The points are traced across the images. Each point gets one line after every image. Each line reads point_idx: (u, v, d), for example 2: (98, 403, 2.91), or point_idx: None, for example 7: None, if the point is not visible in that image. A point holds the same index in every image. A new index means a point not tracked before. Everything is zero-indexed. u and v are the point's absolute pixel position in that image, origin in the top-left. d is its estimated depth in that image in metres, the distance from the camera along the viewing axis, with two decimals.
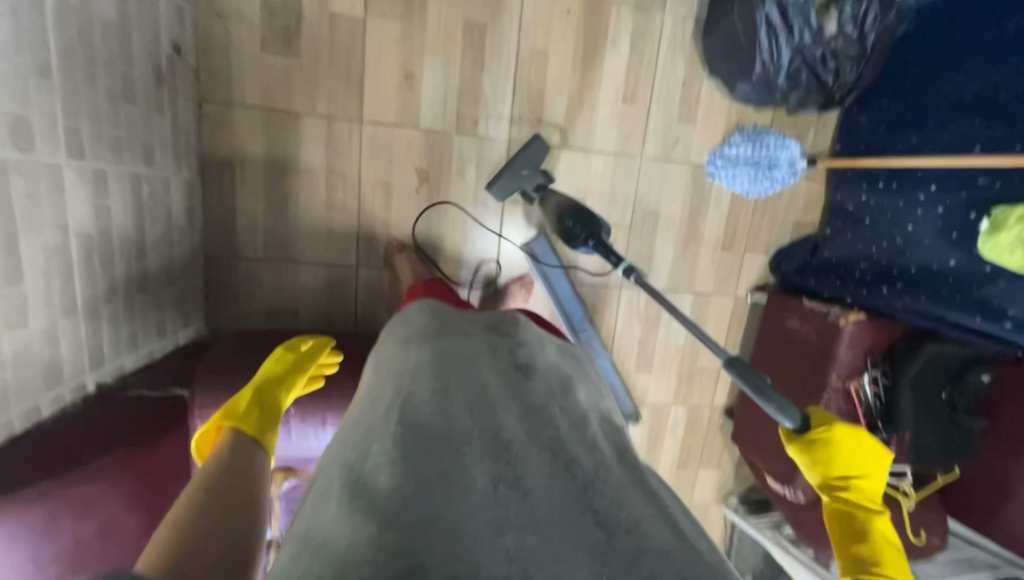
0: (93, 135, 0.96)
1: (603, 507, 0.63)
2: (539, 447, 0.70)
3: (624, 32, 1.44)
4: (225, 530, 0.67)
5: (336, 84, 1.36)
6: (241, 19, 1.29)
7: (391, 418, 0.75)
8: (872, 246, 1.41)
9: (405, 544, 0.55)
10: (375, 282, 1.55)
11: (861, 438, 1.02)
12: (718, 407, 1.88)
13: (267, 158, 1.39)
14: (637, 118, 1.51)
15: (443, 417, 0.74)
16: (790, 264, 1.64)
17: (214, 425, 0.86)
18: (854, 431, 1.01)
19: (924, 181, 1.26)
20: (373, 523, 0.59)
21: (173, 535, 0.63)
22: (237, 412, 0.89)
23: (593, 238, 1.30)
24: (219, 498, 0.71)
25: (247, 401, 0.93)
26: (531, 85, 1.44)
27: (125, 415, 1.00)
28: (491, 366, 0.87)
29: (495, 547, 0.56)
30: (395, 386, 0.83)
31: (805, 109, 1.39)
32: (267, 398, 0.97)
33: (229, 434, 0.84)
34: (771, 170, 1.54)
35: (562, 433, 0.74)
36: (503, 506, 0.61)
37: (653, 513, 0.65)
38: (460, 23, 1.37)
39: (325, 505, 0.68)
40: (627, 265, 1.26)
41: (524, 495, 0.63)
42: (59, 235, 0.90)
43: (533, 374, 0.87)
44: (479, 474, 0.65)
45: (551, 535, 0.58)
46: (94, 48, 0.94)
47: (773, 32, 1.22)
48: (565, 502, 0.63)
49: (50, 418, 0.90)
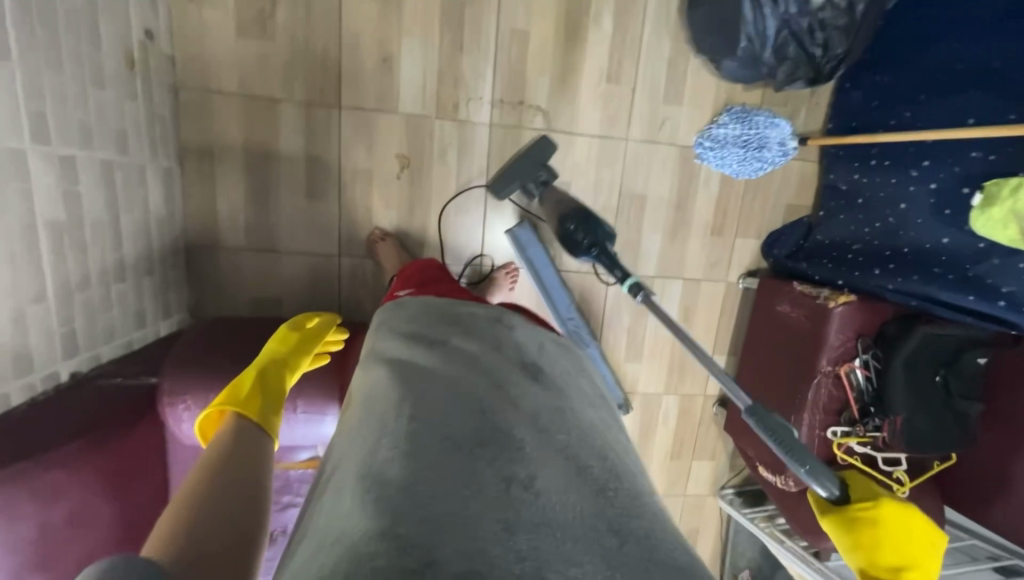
0: (61, 120, 0.95)
1: (615, 513, 0.61)
2: (552, 447, 0.67)
3: (606, 10, 1.41)
4: (230, 523, 0.64)
5: (314, 69, 1.35)
6: (215, 3, 1.28)
7: (394, 403, 0.70)
8: (864, 227, 1.39)
9: (418, 537, 0.51)
10: (359, 272, 1.53)
11: (911, 520, 0.97)
12: (711, 397, 1.85)
13: (246, 145, 1.38)
14: (621, 99, 1.48)
15: (454, 408, 0.70)
16: (783, 247, 1.59)
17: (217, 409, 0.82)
18: (905, 512, 0.96)
19: (917, 158, 1.25)
20: (384, 515, 0.54)
21: (179, 528, 0.60)
22: (240, 395, 0.86)
23: (596, 247, 1.26)
24: (227, 490, 0.67)
25: (251, 385, 0.89)
26: (512, 67, 1.42)
27: (96, 403, 1.00)
28: (500, 357, 0.82)
29: (508, 547, 0.53)
30: (403, 372, 0.77)
31: (792, 86, 1.36)
32: (268, 381, 0.93)
33: (232, 419, 0.80)
34: (761, 151, 1.49)
35: (573, 432, 0.71)
36: (514, 506, 0.58)
37: (664, 520, 0.63)
38: (439, 4, 1.35)
39: (327, 499, 0.64)
40: (633, 282, 1.23)
41: (537, 496, 0.60)
42: (29, 221, 0.89)
43: (543, 372, 0.83)
44: (492, 472, 0.61)
45: (564, 538, 0.55)
46: (58, 31, 0.93)
47: (758, 4, 1.20)
48: (578, 505, 0.60)
49: (22, 405, 0.89)
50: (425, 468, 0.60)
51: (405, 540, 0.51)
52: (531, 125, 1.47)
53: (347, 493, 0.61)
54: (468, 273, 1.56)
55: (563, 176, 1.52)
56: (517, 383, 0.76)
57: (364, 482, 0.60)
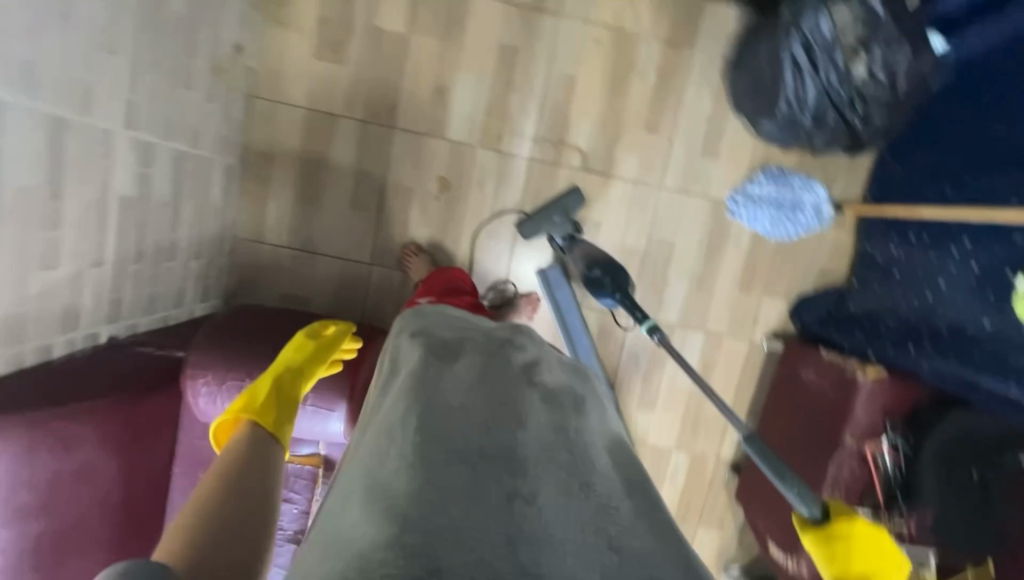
0: (149, 111, 1.08)
1: (618, 528, 0.59)
2: (554, 459, 0.65)
3: (652, 66, 1.48)
4: (238, 521, 0.68)
5: (375, 92, 1.47)
6: (299, 28, 1.43)
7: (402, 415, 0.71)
8: (900, 300, 1.35)
9: (423, 545, 0.51)
10: (386, 282, 1.59)
11: (883, 541, 0.83)
12: (724, 460, 1.76)
13: (303, 152, 1.49)
14: (659, 148, 1.53)
15: (459, 416, 0.69)
16: (813, 314, 1.53)
17: (232, 416, 0.87)
18: (877, 531, 0.84)
19: (958, 235, 1.22)
20: (393, 521, 0.54)
21: (191, 524, 0.65)
22: (255, 404, 0.91)
23: (619, 292, 1.26)
24: (235, 496, 0.71)
25: (266, 394, 0.94)
26: (557, 108, 1.50)
27: (124, 368, 1.06)
28: (510, 367, 0.82)
29: (511, 562, 0.53)
30: (411, 383, 0.78)
31: (830, 151, 1.36)
32: (282, 390, 0.98)
33: (246, 426, 0.85)
34: (795, 213, 1.50)
35: (579, 445, 0.69)
36: (516, 521, 0.57)
37: (671, 537, 0.60)
38: (496, 46, 1.46)
39: (341, 502, 0.66)
40: (651, 324, 1.20)
41: (538, 512, 0.58)
42: (103, 193, 0.99)
43: (553, 382, 0.82)
44: (494, 485, 0.61)
45: (563, 555, 0.55)
46: (163, 36, 1.06)
47: (799, 72, 1.21)
48: (579, 520, 0.59)
49: (61, 358, 0.96)
50: (430, 475, 0.60)
51: (412, 547, 0.51)
52: (568, 163, 1.53)
53: (353, 503, 0.62)
54: (491, 297, 1.59)
55: (594, 215, 1.56)
56: (527, 395, 0.75)
57: (374, 492, 0.61)
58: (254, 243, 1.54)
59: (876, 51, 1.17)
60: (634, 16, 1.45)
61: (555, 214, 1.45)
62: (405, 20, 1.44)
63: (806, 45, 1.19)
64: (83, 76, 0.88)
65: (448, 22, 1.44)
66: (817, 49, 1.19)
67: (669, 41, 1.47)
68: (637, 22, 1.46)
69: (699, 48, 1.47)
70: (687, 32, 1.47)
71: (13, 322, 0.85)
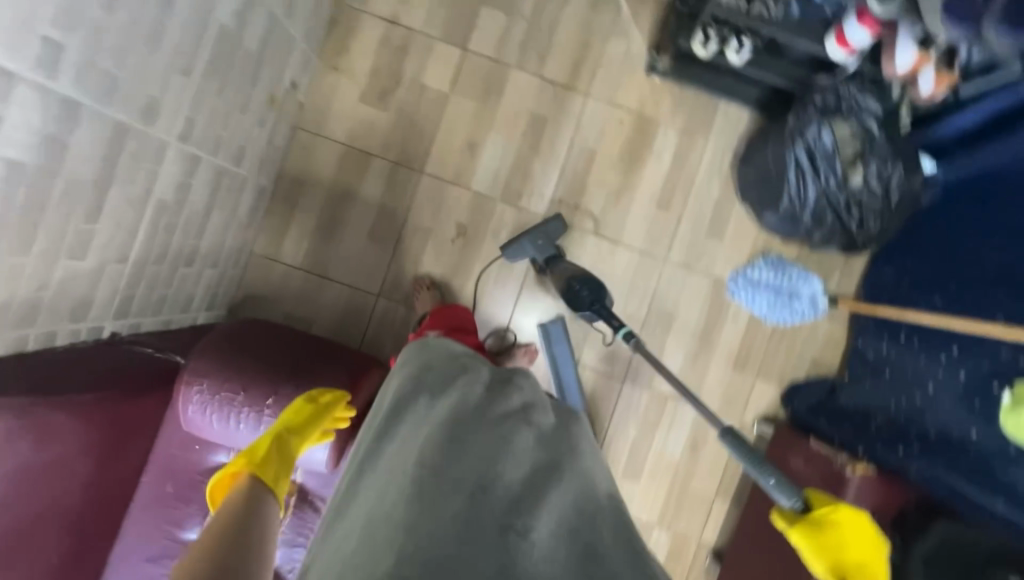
0: (204, 128, 1.16)
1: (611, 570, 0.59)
2: (552, 495, 0.66)
3: (668, 150, 1.61)
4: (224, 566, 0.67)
5: (410, 138, 1.58)
6: (352, 74, 1.57)
7: (404, 450, 0.74)
8: (890, 399, 1.39)
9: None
10: (390, 315, 1.62)
11: (865, 529, 0.86)
12: (707, 546, 1.68)
13: (333, 183, 1.57)
14: (667, 224, 1.62)
15: (458, 446, 0.71)
16: (803, 401, 1.55)
17: (232, 469, 0.88)
18: (860, 518, 0.87)
19: (947, 342, 1.30)
20: (389, 556, 0.56)
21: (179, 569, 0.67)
22: (255, 459, 0.90)
23: (598, 303, 1.30)
24: (226, 550, 0.69)
25: (267, 449, 0.92)
26: (576, 175, 1.61)
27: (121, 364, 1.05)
28: (507, 404, 0.83)
29: None
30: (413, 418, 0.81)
31: (827, 248, 1.44)
32: (283, 449, 0.94)
33: (244, 480, 0.85)
34: (791, 301, 1.57)
35: (576, 484, 0.70)
36: (509, 555, 0.58)
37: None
38: (527, 114, 1.59)
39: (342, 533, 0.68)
40: (627, 331, 1.27)
41: (531, 548, 0.59)
42: (144, 195, 1.04)
43: (545, 420, 0.83)
44: (491, 521, 0.61)
45: None
46: (231, 67, 1.17)
47: (801, 173, 1.32)
48: (572, 561, 0.59)
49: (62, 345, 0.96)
50: (425, 508, 0.62)
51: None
52: (580, 225, 1.61)
53: (349, 535, 0.65)
54: (491, 341, 1.62)
55: (599, 277, 1.62)
56: (524, 432, 0.76)
57: (370, 523, 0.63)
58: (269, 261, 1.58)
59: (871, 165, 1.29)
60: (655, 105, 1.60)
61: (539, 236, 1.52)
62: (449, 81, 1.58)
63: (809, 151, 1.30)
64: (154, 91, 0.97)
65: (487, 88, 1.59)
66: (818, 155, 1.30)
67: (685, 131, 1.61)
68: (657, 111, 1.60)
69: (711, 140, 1.61)
70: (702, 125, 1.61)
71: (25, 304, 0.86)
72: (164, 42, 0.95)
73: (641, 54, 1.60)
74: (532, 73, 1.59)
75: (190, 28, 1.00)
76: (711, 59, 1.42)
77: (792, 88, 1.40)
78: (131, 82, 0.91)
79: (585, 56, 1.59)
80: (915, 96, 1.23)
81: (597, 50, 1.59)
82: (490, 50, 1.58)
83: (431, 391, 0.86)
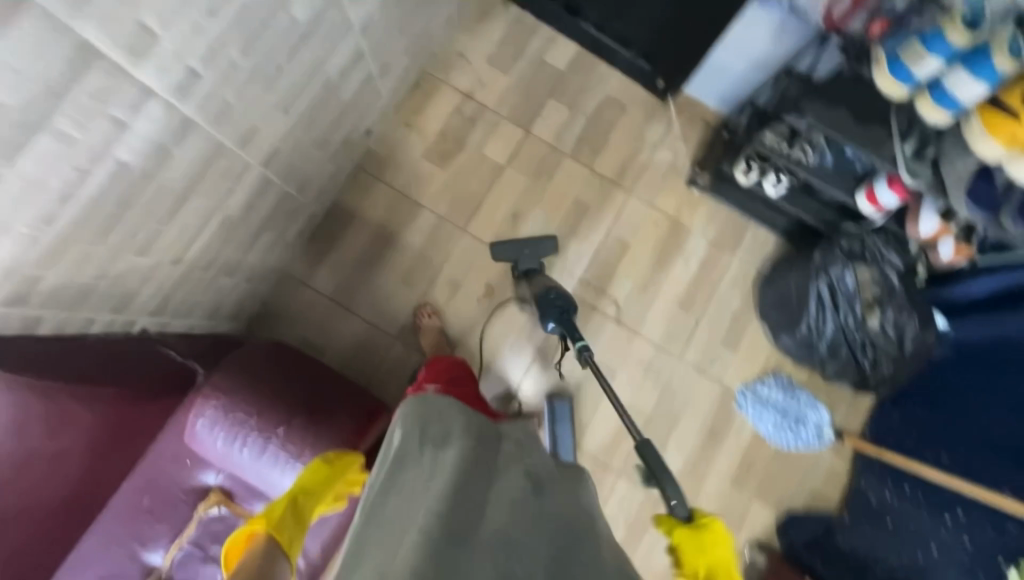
0: (284, 158, 1.25)
1: None
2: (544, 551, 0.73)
3: (696, 257, 1.70)
4: None
5: (460, 198, 1.69)
6: (421, 132, 1.70)
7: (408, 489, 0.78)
8: (893, 551, 1.45)
9: None
10: (402, 359, 1.62)
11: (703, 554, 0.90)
12: None
13: (379, 224, 1.65)
14: (686, 325, 1.67)
15: (462, 494, 0.74)
16: (802, 534, 1.52)
17: (247, 530, 0.86)
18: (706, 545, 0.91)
19: (954, 506, 1.43)
20: None
21: None
22: (270, 519, 0.88)
23: (564, 313, 1.36)
24: None
25: (281, 508, 0.90)
26: (607, 262, 1.69)
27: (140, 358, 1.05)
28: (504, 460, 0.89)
29: None
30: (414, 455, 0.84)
31: (839, 381, 1.48)
32: (297, 510, 0.91)
33: (261, 542, 0.84)
34: (798, 426, 1.57)
35: (566, 545, 0.76)
36: None
37: None
38: (572, 198, 1.71)
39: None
40: (583, 344, 1.31)
41: None
42: (215, 207, 1.10)
43: (543, 476, 0.90)
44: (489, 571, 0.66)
45: None
46: (323, 110, 1.29)
47: (822, 305, 1.39)
48: None
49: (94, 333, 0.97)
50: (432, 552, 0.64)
51: None
52: (603, 310, 1.66)
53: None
54: (497, 406, 1.61)
55: (612, 363, 1.64)
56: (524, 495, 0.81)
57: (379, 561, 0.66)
58: (298, 284, 1.60)
59: (888, 312, 1.36)
60: (690, 214, 1.71)
61: (527, 246, 1.53)
62: (507, 156, 1.71)
63: (832, 287, 1.37)
64: (256, 122, 1.07)
65: (540, 169, 1.72)
66: (840, 293, 1.37)
67: (715, 242, 1.71)
68: (691, 220, 1.71)
69: (737, 256, 1.70)
70: (731, 240, 1.71)
71: (76, 290, 0.88)
72: (278, 85, 1.06)
73: (685, 168, 1.73)
74: (584, 164, 1.72)
75: (301, 76, 1.12)
76: (750, 186, 1.55)
77: (820, 226, 1.51)
78: (241, 112, 1.01)
79: (633, 160, 1.73)
80: (934, 257, 1.32)
81: (646, 156, 1.73)
82: (550, 137, 1.73)
83: (438, 433, 0.89)
